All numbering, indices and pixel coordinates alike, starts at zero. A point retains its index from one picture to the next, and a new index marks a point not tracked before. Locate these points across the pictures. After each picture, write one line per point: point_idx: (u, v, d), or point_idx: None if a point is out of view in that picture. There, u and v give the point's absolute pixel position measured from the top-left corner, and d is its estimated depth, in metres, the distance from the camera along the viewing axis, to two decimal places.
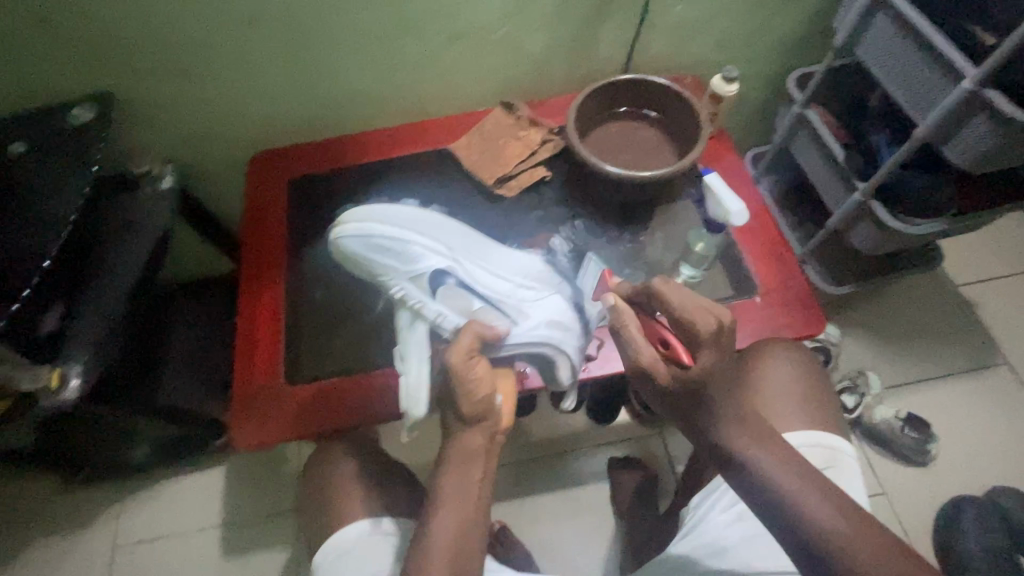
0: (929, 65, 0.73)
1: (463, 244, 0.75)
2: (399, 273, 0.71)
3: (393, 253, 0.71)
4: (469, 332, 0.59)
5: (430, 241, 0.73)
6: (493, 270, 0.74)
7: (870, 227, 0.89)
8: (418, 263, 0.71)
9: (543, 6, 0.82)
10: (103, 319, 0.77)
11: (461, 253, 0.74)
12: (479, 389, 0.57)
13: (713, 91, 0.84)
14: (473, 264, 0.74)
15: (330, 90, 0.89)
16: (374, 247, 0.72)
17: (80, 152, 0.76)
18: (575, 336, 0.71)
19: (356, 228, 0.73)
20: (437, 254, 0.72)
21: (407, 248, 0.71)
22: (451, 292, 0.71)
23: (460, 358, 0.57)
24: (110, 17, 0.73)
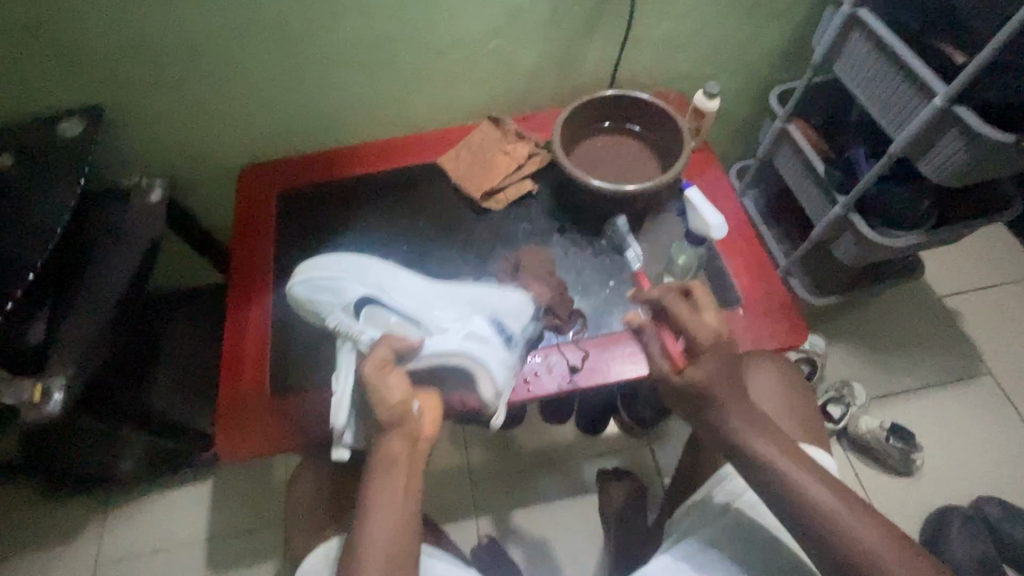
0: (904, 82, 0.75)
1: (392, 271, 0.75)
2: (334, 307, 0.70)
3: (329, 286, 0.71)
4: (384, 345, 0.62)
5: (359, 269, 0.73)
6: (418, 293, 0.73)
7: (851, 239, 0.91)
8: (345, 290, 0.71)
9: (529, 23, 0.84)
10: (88, 330, 0.76)
11: (387, 278, 0.74)
12: (392, 396, 0.60)
13: (695, 106, 0.86)
14: (399, 288, 0.73)
15: (320, 103, 0.90)
16: (315, 286, 0.72)
17: (69, 165, 0.76)
18: (498, 350, 0.68)
19: (304, 274, 0.73)
20: (363, 282, 0.71)
21: (340, 275, 0.72)
22: (374, 312, 0.70)
23: (372, 366, 0.60)
24: (101, 31, 0.74)
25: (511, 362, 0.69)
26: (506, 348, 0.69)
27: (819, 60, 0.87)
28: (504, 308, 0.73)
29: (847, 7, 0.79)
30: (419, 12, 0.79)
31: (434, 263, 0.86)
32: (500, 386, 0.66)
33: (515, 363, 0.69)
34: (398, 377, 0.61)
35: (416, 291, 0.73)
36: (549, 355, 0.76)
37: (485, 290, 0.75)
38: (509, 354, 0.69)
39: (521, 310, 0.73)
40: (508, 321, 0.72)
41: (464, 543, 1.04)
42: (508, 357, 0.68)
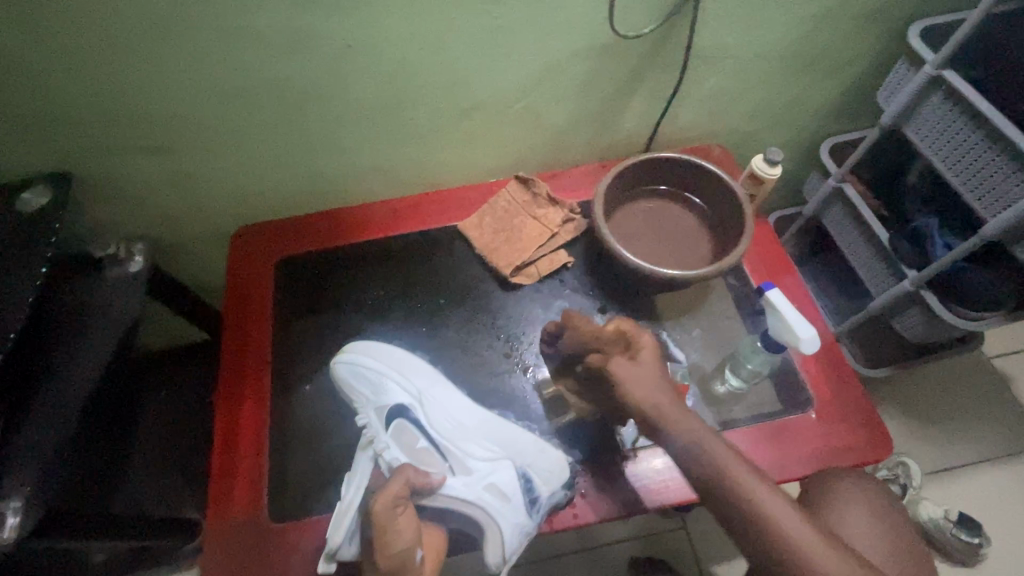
0: (1001, 157, 0.65)
1: (439, 384, 0.70)
2: (368, 404, 0.67)
3: (366, 384, 0.68)
4: (399, 478, 0.56)
5: (406, 376, 0.70)
6: (457, 414, 0.68)
7: (920, 316, 0.82)
8: (386, 393, 0.68)
9: (568, 81, 0.73)
10: (51, 441, 0.64)
11: (429, 391, 0.69)
12: (399, 543, 0.52)
13: (752, 173, 0.76)
14: (439, 403, 0.69)
15: (326, 164, 0.79)
16: (357, 373, 0.69)
17: (30, 247, 0.64)
18: (518, 512, 0.61)
19: (348, 354, 0.71)
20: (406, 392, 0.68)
21: (382, 380, 0.69)
22: (403, 426, 0.66)
23: (383, 505, 0.53)
24: (69, 94, 0.62)
25: (527, 528, 0.61)
26: (527, 513, 0.62)
27: (888, 121, 0.77)
28: (537, 461, 0.65)
29: (931, 68, 0.70)
30: (444, 70, 0.68)
31: (457, 348, 0.76)
32: (505, 553, 0.60)
33: (531, 530, 0.62)
34: (410, 520, 0.54)
35: (455, 412, 0.68)
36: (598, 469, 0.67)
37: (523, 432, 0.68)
38: (527, 520, 0.62)
39: (555, 465, 0.64)
40: (538, 481, 0.63)
41: None
42: (525, 525, 0.61)
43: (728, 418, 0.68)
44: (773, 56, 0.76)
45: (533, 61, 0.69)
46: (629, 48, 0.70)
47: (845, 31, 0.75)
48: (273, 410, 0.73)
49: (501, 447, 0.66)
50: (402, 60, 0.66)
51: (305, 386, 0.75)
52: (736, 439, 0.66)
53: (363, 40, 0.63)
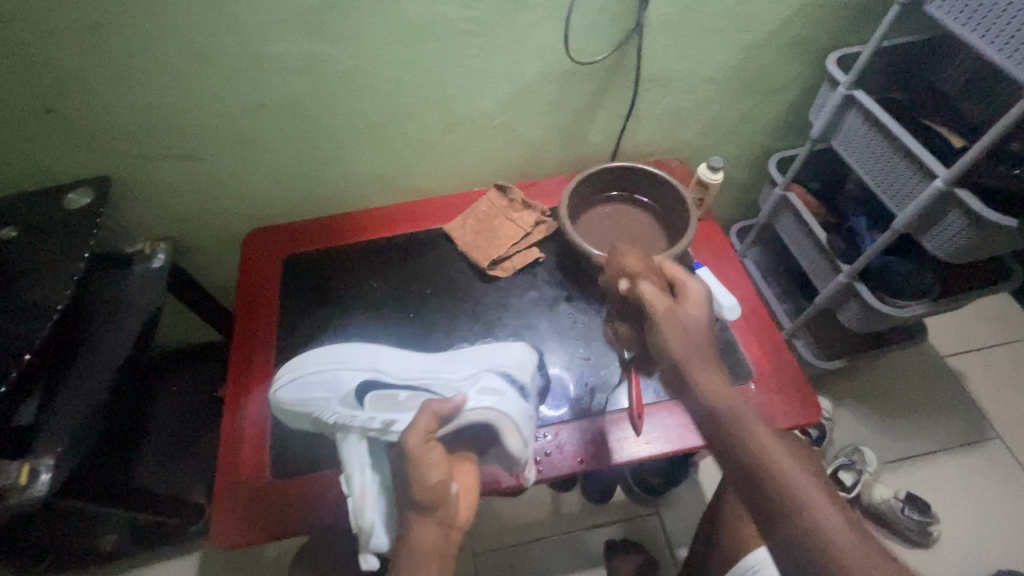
0: (904, 161, 0.77)
1: (387, 355, 0.75)
2: (328, 400, 0.69)
3: (322, 386, 0.70)
4: (427, 414, 0.57)
5: (354, 360, 0.73)
6: (416, 365, 0.75)
7: (857, 306, 0.92)
8: (343, 383, 0.70)
9: (538, 101, 0.86)
10: (81, 407, 0.74)
11: (381, 361, 0.74)
12: (433, 475, 0.55)
13: (699, 178, 0.87)
14: (394, 366, 0.74)
15: (330, 173, 0.91)
16: (305, 381, 0.71)
17: (75, 237, 0.75)
18: (516, 401, 0.66)
19: (288, 372, 0.73)
20: (361, 370, 0.72)
21: (333, 375, 0.71)
22: (376, 395, 0.70)
23: (417, 440, 0.55)
24: (116, 109, 0.74)
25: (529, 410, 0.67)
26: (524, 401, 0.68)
27: (817, 134, 0.89)
28: (516, 367, 0.72)
29: (844, 89, 0.82)
30: (430, 91, 0.81)
31: (442, 330, 0.85)
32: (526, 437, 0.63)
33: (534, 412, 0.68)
34: (442, 455, 0.56)
35: (416, 362, 0.75)
36: (561, 433, 0.75)
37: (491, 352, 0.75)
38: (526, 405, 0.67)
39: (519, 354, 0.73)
40: (518, 373, 0.72)
41: None
42: (525, 408, 0.66)
43: None
44: (714, 79, 0.89)
45: (506, 83, 0.82)
46: (587, 71, 0.82)
47: (775, 59, 0.88)
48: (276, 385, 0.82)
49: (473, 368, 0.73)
50: (394, 82, 0.78)
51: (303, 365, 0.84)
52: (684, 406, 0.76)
53: (361, 65, 0.75)
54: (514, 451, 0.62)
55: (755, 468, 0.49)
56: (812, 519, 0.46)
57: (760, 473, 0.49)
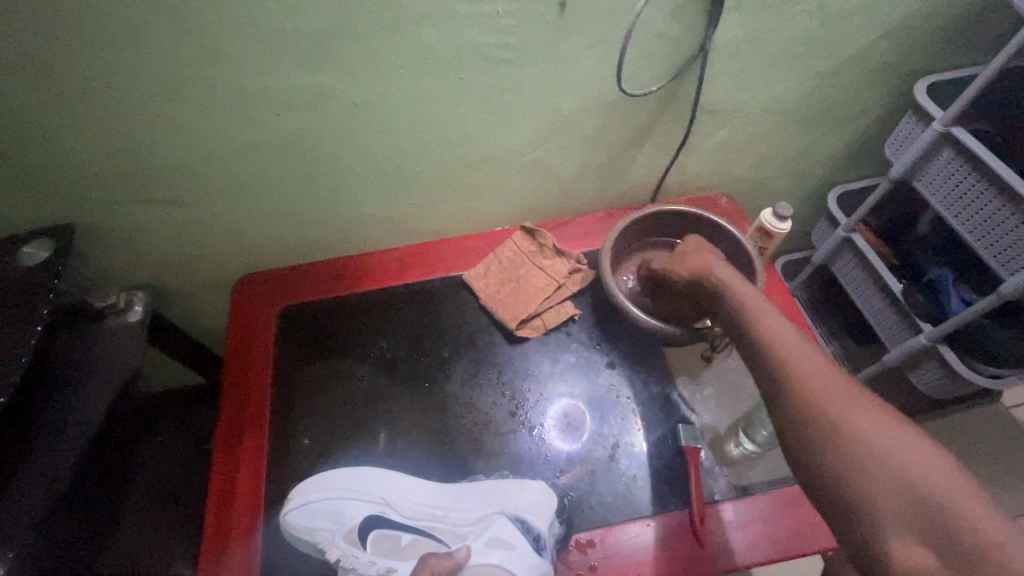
0: (1014, 217, 0.65)
1: (396, 481, 0.67)
2: (335, 536, 0.64)
3: (328, 517, 0.64)
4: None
5: (363, 488, 0.67)
6: (424, 494, 0.67)
7: (937, 371, 0.80)
8: (349, 515, 0.65)
9: (577, 134, 0.73)
10: (40, 502, 0.62)
11: (388, 489, 0.66)
12: None
13: (762, 226, 0.75)
14: (403, 495, 0.67)
15: (332, 214, 0.78)
16: (313, 511, 0.64)
17: (30, 302, 0.63)
18: (528, 556, 0.62)
19: (297, 496, 0.65)
20: (369, 503, 0.66)
21: (342, 506, 0.65)
22: (378, 535, 0.66)
23: None
24: (77, 149, 0.62)
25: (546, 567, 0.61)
26: (537, 553, 0.62)
27: (898, 174, 0.77)
28: (529, 510, 0.63)
29: (940, 125, 0.69)
30: (452, 125, 0.68)
31: (462, 401, 0.73)
32: None
33: (550, 571, 0.61)
34: None
35: (423, 491, 0.67)
36: (609, 537, 0.63)
37: (506, 488, 0.65)
38: (542, 559, 0.61)
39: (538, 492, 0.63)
40: (530, 518, 0.63)
41: None
42: (540, 565, 0.60)
43: (744, 483, 0.66)
44: (781, 109, 0.76)
45: (541, 116, 0.69)
46: (637, 103, 0.70)
47: (852, 86, 0.75)
48: (271, 467, 0.70)
49: (489, 504, 0.65)
50: (410, 115, 0.66)
51: (302, 444, 0.72)
52: (753, 508, 0.64)
53: (371, 98, 0.63)
54: None
55: (797, 393, 0.49)
56: (865, 452, 0.45)
57: (805, 399, 0.48)
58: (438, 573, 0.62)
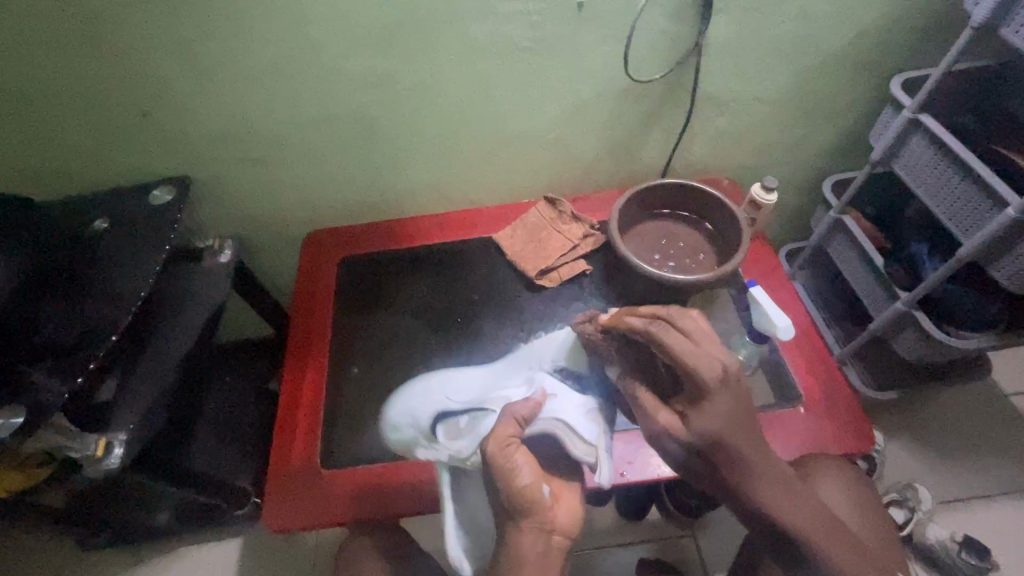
0: (971, 188, 0.74)
1: (443, 383, 0.82)
2: (414, 435, 0.78)
3: (398, 421, 0.80)
4: (507, 423, 0.60)
5: (426, 391, 0.81)
6: (472, 382, 0.81)
7: (914, 336, 0.88)
8: (421, 417, 0.79)
9: (594, 116, 0.87)
10: (156, 385, 0.78)
11: (447, 389, 0.81)
12: (525, 476, 0.56)
13: (753, 198, 0.89)
14: (455, 394, 0.80)
15: (388, 180, 0.94)
16: (395, 423, 0.80)
17: (159, 230, 0.81)
18: (571, 397, 0.72)
19: (388, 422, 0.81)
20: (429, 402, 0.80)
21: (412, 411, 0.80)
22: (445, 423, 0.77)
23: (495, 446, 0.57)
24: (203, 115, 0.80)
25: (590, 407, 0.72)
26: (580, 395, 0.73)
27: (877, 158, 0.87)
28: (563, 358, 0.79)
29: (908, 112, 0.80)
30: (490, 106, 0.84)
31: (488, 336, 0.87)
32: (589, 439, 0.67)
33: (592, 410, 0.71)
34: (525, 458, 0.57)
35: (471, 381, 0.81)
36: None
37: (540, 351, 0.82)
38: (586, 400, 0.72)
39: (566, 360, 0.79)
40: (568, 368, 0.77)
41: None
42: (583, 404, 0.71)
43: None
44: (771, 101, 0.89)
45: (564, 98, 0.84)
46: (643, 91, 0.84)
47: (837, 81, 0.87)
48: (329, 378, 0.86)
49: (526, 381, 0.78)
50: (457, 96, 0.82)
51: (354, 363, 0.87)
52: None
53: (426, 80, 0.79)
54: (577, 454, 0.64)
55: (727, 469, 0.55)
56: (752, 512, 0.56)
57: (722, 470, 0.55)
58: (524, 418, 0.62)
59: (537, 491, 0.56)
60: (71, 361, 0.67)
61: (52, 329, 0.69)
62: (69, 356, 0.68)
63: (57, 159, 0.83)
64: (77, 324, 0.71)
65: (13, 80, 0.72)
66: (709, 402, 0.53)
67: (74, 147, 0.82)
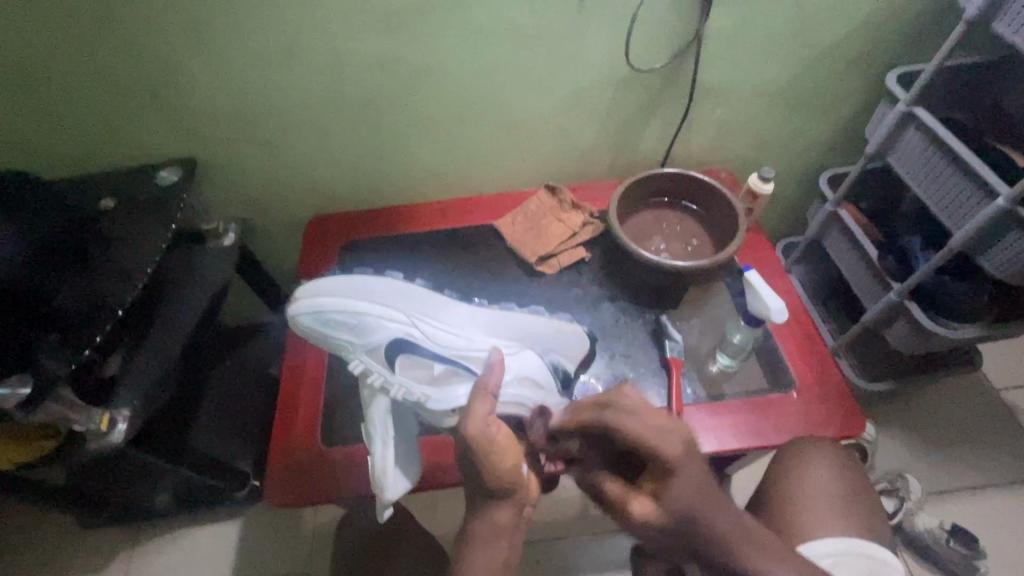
0: (962, 179, 0.76)
1: (421, 305, 0.71)
2: (359, 349, 0.68)
3: (349, 327, 0.68)
4: (484, 399, 0.59)
5: (387, 303, 0.69)
6: (452, 321, 0.72)
7: (906, 326, 0.90)
8: (373, 334, 0.68)
9: (595, 105, 0.89)
10: (160, 363, 0.79)
11: (417, 311, 0.70)
12: (504, 461, 0.56)
13: (750, 188, 0.90)
14: (437, 327, 0.70)
15: (391, 166, 0.96)
16: (331, 322, 0.68)
17: (165, 210, 0.83)
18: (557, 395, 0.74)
19: (311, 303, 0.68)
20: (392, 322, 0.68)
21: (363, 321, 0.68)
22: (410, 359, 0.70)
23: (478, 426, 0.56)
24: (211, 96, 0.81)
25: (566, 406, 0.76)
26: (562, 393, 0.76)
27: (872, 151, 0.89)
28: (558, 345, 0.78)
29: (903, 106, 0.82)
30: (493, 93, 0.85)
31: None
32: None
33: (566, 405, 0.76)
34: (503, 433, 0.58)
35: (451, 323, 0.71)
36: None
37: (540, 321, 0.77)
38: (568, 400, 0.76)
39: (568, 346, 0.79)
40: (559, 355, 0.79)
41: None
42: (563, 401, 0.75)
43: (719, 392, 0.81)
44: (769, 93, 0.90)
45: (566, 87, 0.85)
46: (644, 81, 0.86)
47: (833, 74, 0.89)
48: (330, 359, 0.88)
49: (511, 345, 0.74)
50: (461, 82, 0.83)
51: None
52: (726, 411, 0.78)
53: (432, 65, 0.80)
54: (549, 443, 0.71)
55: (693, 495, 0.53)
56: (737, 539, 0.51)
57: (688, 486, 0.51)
58: (495, 393, 0.61)
59: (517, 469, 0.57)
60: (77, 336, 0.68)
61: (60, 305, 0.71)
62: (76, 330, 0.69)
63: (65, 138, 0.84)
64: (85, 300, 0.72)
65: (24, 58, 0.73)
66: (675, 479, 0.51)
67: (83, 126, 0.83)
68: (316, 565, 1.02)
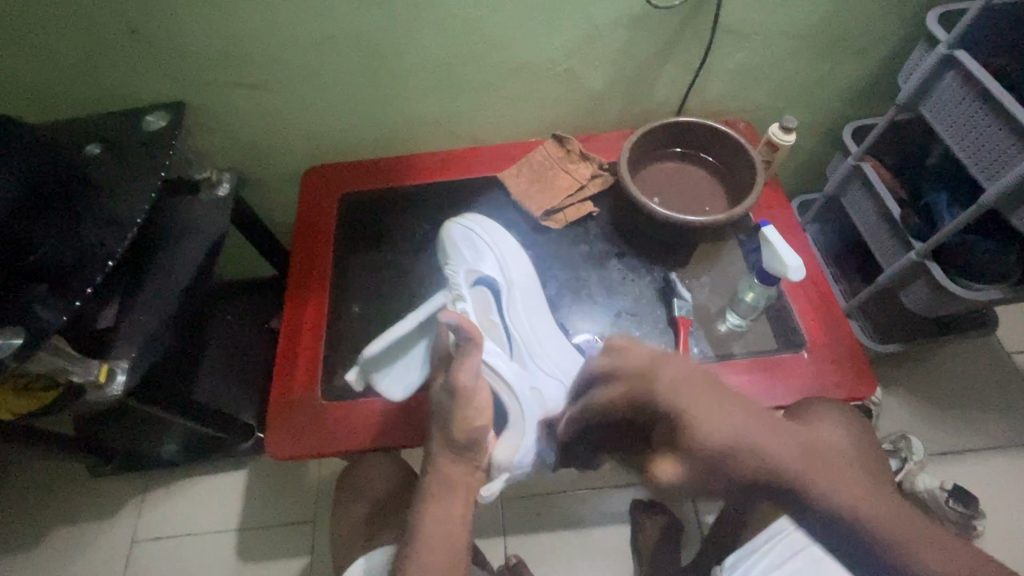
0: (1001, 131, 0.71)
1: (530, 289, 0.79)
2: (464, 264, 0.77)
3: (472, 249, 0.79)
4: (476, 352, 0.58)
5: (509, 264, 0.79)
6: (539, 321, 0.77)
7: (925, 289, 0.86)
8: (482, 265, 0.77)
9: (607, 47, 0.83)
10: (156, 315, 0.77)
11: (522, 293, 0.78)
12: (474, 419, 0.58)
13: (769, 140, 0.85)
14: (515, 312, 0.76)
15: (390, 113, 0.91)
16: (468, 238, 0.80)
17: (154, 156, 0.79)
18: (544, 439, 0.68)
19: (471, 219, 0.83)
20: (499, 275, 0.77)
21: (485, 251, 0.79)
22: (481, 299, 0.75)
23: (466, 375, 0.57)
24: (195, 33, 0.76)
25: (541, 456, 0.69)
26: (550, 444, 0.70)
27: (904, 99, 0.83)
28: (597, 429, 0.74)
29: (942, 48, 0.76)
30: (498, 32, 0.79)
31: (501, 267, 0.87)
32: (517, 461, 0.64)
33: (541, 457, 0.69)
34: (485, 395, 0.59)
35: (535, 319, 0.76)
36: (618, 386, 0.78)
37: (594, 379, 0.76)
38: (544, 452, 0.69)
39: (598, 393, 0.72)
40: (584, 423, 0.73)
41: (490, 562, 0.99)
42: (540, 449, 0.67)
43: (725, 351, 0.80)
44: (796, 33, 0.83)
45: (577, 26, 0.79)
46: (662, 19, 0.79)
47: (867, 13, 0.82)
48: (328, 313, 0.86)
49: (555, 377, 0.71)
50: (465, 20, 0.77)
51: (355, 304, 0.88)
52: (730, 370, 0.77)
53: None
54: (499, 455, 0.63)
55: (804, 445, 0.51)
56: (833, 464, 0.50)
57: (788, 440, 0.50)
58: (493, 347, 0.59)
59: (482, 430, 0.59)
60: (69, 286, 0.66)
61: (48, 254, 0.68)
62: (64, 281, 0.67)
63: (45, 80, 0.79)
64: (75, 249, 0.69)
65: None
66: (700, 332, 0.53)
67: (61, 65, 0.78)
68: (320, 512, 1.05)
